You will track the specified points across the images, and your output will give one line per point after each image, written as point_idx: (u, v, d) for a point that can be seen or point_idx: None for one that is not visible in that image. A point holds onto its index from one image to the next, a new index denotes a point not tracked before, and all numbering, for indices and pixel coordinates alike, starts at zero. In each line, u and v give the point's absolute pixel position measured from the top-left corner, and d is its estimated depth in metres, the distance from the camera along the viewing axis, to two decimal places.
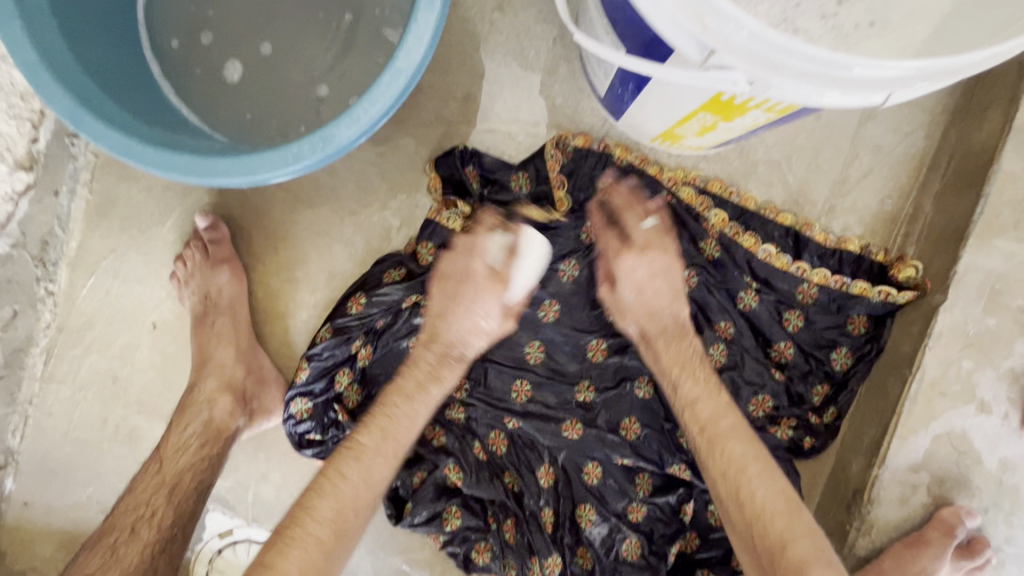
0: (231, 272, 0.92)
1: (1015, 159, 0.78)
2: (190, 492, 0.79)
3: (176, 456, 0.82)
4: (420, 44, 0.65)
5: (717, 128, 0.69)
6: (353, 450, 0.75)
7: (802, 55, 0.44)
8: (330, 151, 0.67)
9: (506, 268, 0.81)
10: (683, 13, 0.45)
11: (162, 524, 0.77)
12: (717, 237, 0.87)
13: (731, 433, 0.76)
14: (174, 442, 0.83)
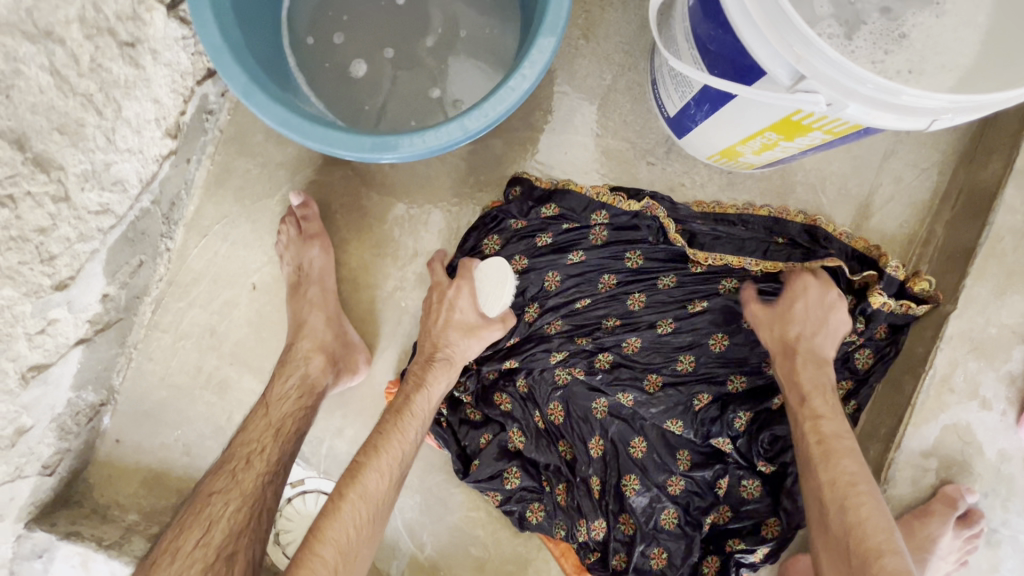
0: (320, 247, 1.01)
1: (1015, 195, 0.93)
2: (293, 433, 0.89)
3: (281, 403, 0.91)
4: (542, 56, 0.79)
5: (776, 146, 0.83)
6: (352, 469, 0.86)
7: (871, 84, 0.57)
8: (458, 138, 0.79)
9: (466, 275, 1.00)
10: (783, 46, 0.58)
11: (271, 457, 0.85)
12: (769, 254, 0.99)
13: (846, 453, 0.85)
14: (277, 392, 0.92)
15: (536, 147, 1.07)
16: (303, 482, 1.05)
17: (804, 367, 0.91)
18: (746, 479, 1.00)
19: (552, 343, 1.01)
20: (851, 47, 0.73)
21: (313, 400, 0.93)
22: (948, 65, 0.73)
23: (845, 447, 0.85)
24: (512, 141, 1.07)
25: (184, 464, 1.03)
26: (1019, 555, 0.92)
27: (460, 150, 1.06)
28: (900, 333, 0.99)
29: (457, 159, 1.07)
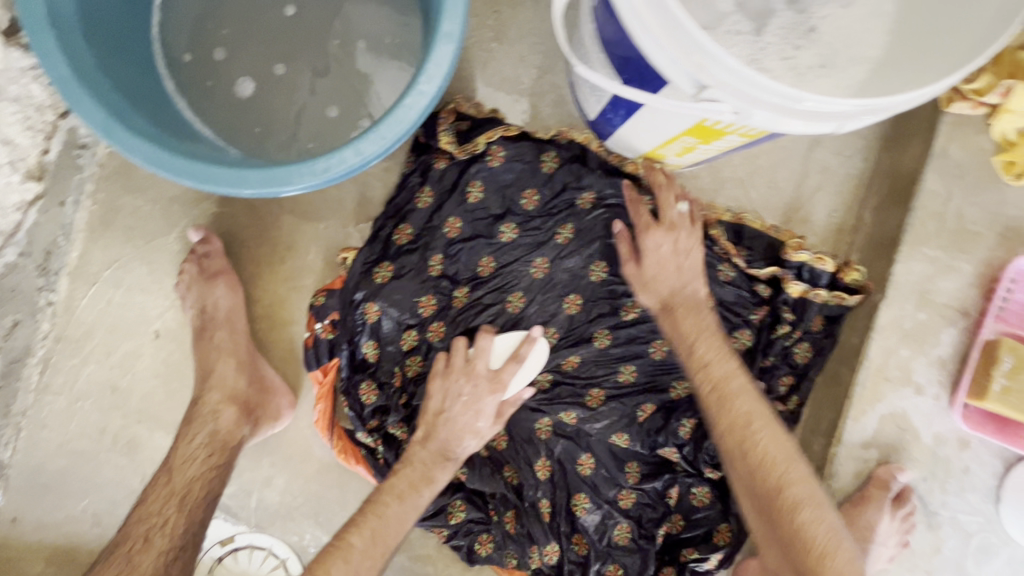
0: (226, 285, 0.93)
1: (935, 179, 0.93)
2: (201, 499, 0.82)
3: (185, 466, 0.84)
4: (438, 71, 0.72)
5: (696, 149, 0.80)
6: (342, 551, 0.81)
7: (773, 91, 0.53)
8: (354, 166, 0.72)
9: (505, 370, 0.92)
10: (680, 55, 0.54)
11: (176, 530, 0.79)
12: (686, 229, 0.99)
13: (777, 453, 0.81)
14: (182, 454, 0.85)
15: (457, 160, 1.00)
16: (232, 539, 0.97)
17: (684, 317, 0.89)
18: (695, 487, 0.99)
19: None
20: (760, 43, 0.70)
21: (226, 460, 0.86)
22: (857, 57, 0.70)
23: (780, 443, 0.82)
24: None
25: (96, 536, 0.94)
26: (959, 535, 0.93)
27: (375, 168, 0.99)
28: (834, 328, 0.99)
29: (372, 178, 0.99)
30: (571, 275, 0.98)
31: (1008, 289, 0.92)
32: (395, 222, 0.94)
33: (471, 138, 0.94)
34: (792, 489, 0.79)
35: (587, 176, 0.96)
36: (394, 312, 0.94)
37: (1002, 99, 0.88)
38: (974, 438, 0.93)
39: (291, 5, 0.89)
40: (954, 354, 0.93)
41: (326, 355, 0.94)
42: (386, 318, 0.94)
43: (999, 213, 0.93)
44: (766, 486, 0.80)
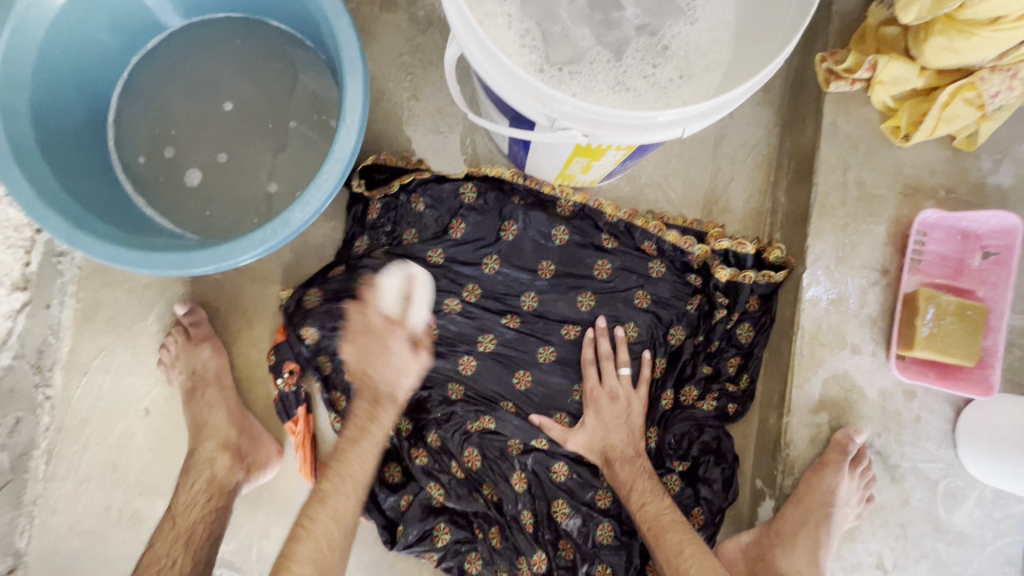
0: (212, 348, 1.03)
1: (830, 153, 1.01)
2: (205, 541, 0.90)
3: (188, 511, 0.92)
4: (350, 140, 0.83)
5: (593, 167, 0.88)
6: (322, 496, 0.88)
7: (609, 113, 0.63)
8: (289, 232, 0.83)
9: (402, 313, 0.96)
10: (529, 98, 0.64)
11: (184, 568, 0.87)
12: (610, 232, 1.07)
13: (671, 526, 0.92)
14: (184, 500, 0.93)
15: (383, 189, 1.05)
16: None
17: (621, 466, 0.98)
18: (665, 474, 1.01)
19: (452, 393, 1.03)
20: (622, 68, 0.79)
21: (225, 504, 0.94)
22: (710, 64, 0.80)
23: (669, 520, 0.93)
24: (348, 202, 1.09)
25: None
26: (924, 483, 0.96)
27: (322, 229, 1.09)
28: (769, 308, 1.04)
29: (321, 238, 1.09)
30: (506, 292, 1.05)
31: (919, 241, 0.99)
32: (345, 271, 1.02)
33: (381, 185, 1.05)
34: (651, 504, 0.94)
35: (508, 203, 1.06)
36: None
37: (871, 73, 0.96)
38: (919, 387, 0.97)
39: (228, 100, 1.00)
40: (882, 311, 0.98)
41: (295, 403, 1.00)
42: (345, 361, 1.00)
43: (897, 174, 1.00)
44: (647, 534, 0.93)
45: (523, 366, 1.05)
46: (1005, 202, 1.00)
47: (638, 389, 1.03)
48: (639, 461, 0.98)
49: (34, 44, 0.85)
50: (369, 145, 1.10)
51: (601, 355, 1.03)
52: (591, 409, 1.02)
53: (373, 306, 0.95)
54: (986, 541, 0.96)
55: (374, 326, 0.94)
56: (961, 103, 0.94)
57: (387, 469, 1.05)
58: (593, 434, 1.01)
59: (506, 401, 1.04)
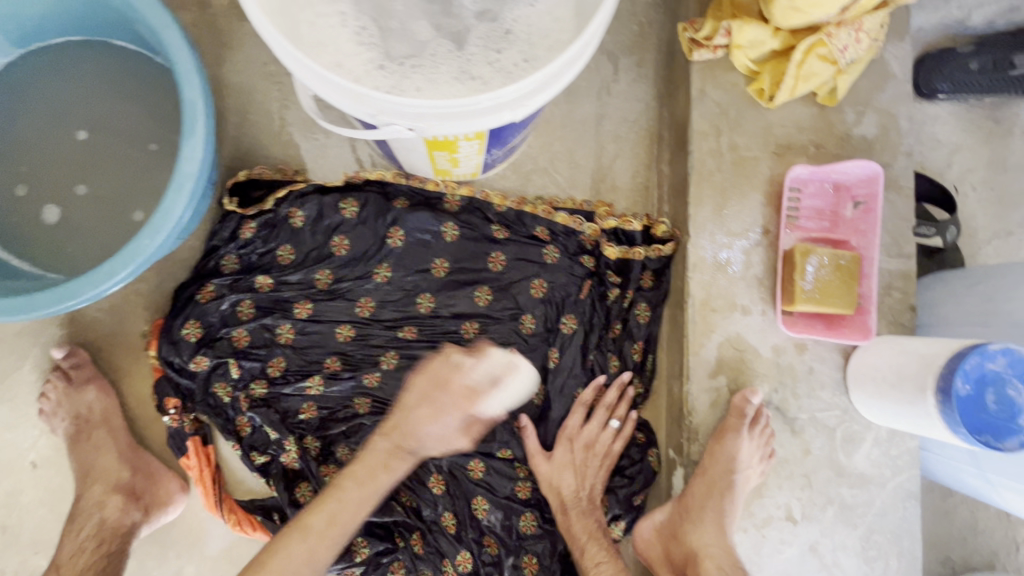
0: (97, 389, 0.99)
1: (701, 121, 1.02)
2: None
3: (74, 560, 0.89)
4: (195, 159, 0.80)
5: (460, 160, 0.87)
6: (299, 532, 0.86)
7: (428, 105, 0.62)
8: (141, 261, 0.79)
9: (484, 389, 0.95)
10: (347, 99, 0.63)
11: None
12: (501, 223, 1.06)
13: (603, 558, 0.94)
14: (70, 550, 0.90)
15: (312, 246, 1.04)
16: None
17: (564, 492, 0.98)
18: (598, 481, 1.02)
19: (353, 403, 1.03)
20: (465, 56, 0.78)
21: (322, 522, 0.87)
22: (554, 44, 0.79)
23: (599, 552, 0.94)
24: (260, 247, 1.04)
25: None
26: (823, 432, 0.99)
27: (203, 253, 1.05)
28: (660, 291, 1.06)
29: None
30: (401, 298, 1.04)
31: (795, 198, 1.01)
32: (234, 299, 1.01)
33: (255, 199, 1.03)
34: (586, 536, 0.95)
35: (392, 206, 1.04)
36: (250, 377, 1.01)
37: (728, 39, 0.97)
38: (809, 339, 0.99)
39: (81, 129, 0.95)
40: (766, 270, 1.00)
41: (187, 436, 0.99)
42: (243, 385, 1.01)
43: (767, 135, 1.02)
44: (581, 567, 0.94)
45: None
46: (872, 151, 1.03)
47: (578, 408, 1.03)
48: (582, 487, 0.99)
49: None
50: (242, 160, 1.06)
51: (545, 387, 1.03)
52: (561, 444, 1.01)
53: (457, 371, 0.94)
54: (886, 479, 0.99)
55: (455, 387, 0.93)
56: (815, 59, 0.96)
57: (297, 487, 1.00)
58: (553, 471, 1.00)
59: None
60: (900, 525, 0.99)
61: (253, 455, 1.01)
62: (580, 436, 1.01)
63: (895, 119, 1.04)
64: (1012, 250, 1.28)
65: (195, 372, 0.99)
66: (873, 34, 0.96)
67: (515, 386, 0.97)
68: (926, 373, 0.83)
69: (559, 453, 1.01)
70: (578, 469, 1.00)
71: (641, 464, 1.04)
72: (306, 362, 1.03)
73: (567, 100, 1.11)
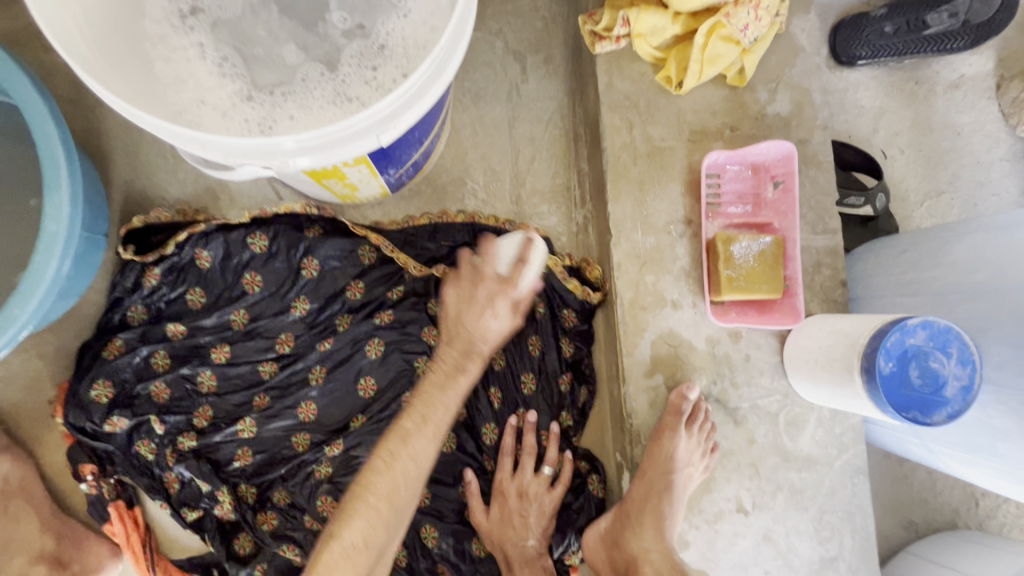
0: (12, 459, 0.94)
1: (612, 115, 0.99)
2: None
3: None
4: (61, 215, 0.75)
5: (354, 183, 0.82)
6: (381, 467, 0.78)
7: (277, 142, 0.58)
8: (11, 330, 0.73)
9: (512, 274, 0.83)
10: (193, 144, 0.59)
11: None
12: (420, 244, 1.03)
13: None
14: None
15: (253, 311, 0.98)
16: None
17: (504, 532, 0.97)
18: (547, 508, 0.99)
19: (286, 442, 0.97)
20: (339, 77, 0.73)
21: (412, 469, 0.78)
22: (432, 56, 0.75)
23: None
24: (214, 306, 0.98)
25: None
26: (766, 419, 0.97)
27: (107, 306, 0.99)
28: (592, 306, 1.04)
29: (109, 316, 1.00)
30: (323, 330, 0.99)
31: (715, 184, 0.98)
32: (146, 352, 0.95)
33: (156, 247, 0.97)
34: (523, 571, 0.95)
35: (301, 235, 0.99)
36: (173, 433, 0.95)
37: (628, 28, 0.94)
38: (743, 327, 0.97)
39: None
40: (693, 261, 0.98)
41: (108, 502, 0.94)
42: (167, 439, 0.95)
43: (680, 122, 1.00)
44: None
45: (354, 407, 0.98)
46: (788, 128, 1.01)
47: (524, 463, 0.99)
48: (523, 528, 0.98)
49: None
50: (140, 206, 1.02)
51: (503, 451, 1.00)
52: (495, 498, 0.99)
53: (485, 265, 0.84)
54: (833, 458, 0.98)
55: (488, 278, 0.83)
56: (719, 41, 0.93)
57: (236, 538, 0.96)
58: (492, 525, 0.98)
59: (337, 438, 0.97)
60: (851, 502, 0.98)
61: (186, 512, 0.96)
62: (512, 486, 0.99)
63: (807, 93, 1.02)
64: (947, 209, 1.27)
65: (111, 434, 0.93)
66: (772, 10, 0.94)
67: (527, 278, 0.84)
68: (852, 354, 0.81)
69: (495, 506, 0.99)
70: (517, 522, 0.98)
71: (584, 498, 1.01)
72: (233, 407, 0.97)
73: (477, 106, 1.07)
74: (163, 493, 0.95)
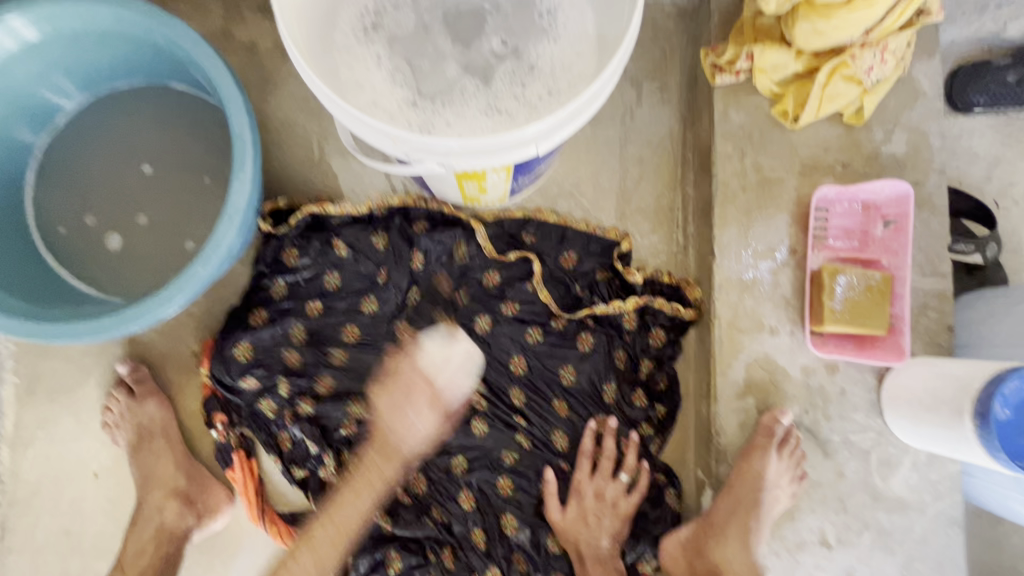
0: (156, 401, 1.06)
1: (725, 143, 1.03)
2: None
3: (137, 559, 1.00)
4: (242, 195, 0.87)
5: (487, 187, 0.91)
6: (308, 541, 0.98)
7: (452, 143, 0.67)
8: (194, 285, 0.86)
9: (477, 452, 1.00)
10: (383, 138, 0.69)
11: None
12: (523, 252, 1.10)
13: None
14: (133, 550, 1.01)
15: (374, 296, 1.07)
16: None
17: (578, 531, 1.01)
18: (623, 515, 1.02)
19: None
20: (491, 92, 0.82)
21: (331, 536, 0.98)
22: (577, 77, 0.83)
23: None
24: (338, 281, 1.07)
25: None
26: (857, 455, 0.97)
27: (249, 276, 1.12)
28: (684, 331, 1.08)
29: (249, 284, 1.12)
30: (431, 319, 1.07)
31: (823, 217, 1.00)
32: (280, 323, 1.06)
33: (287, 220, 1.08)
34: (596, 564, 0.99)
35: (415, 229, 1.09)
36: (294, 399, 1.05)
37: (751, 63, 1.00)
38: (841, 360, 0.97)
39: (146, 163, 1.02)
40: (795, 290, 1.00)
41: (233, 450, 1.05)
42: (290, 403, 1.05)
43: (793, 155, 1.03)
44: None
45: None
46: (902, 169, 1.02)
47: (604, 469, 1.03)
48: (601, 529, 1.01)
49: None
50: (286, 191, 1.14)
51: (584, 452, 1.04)
52: (573, 498, 1.03)
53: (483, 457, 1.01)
54: (925, 505, 0.96)
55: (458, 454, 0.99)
56: (841, 80, 0.96)
57: (333, 501, 1.04)
58: (568, 524, 1.01)
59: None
60: (943, 553, 0.95)
61: (296, 470, 1.06)
62: (590, 487, 1.03)
63: (926, 136, 1.03)
64: None
65: (243, 390, 1.04)
66: (899, 54, 0.97)
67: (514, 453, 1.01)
68: (963, 398, 0.81)
69: (572, 506, 1.02)
70: (592, 523, 1.01)
71: (662, 509, 1.03)
72: (347, 379, 1.06)
73: (592, 125, 1.14)
74: (278, 449, 1.06)
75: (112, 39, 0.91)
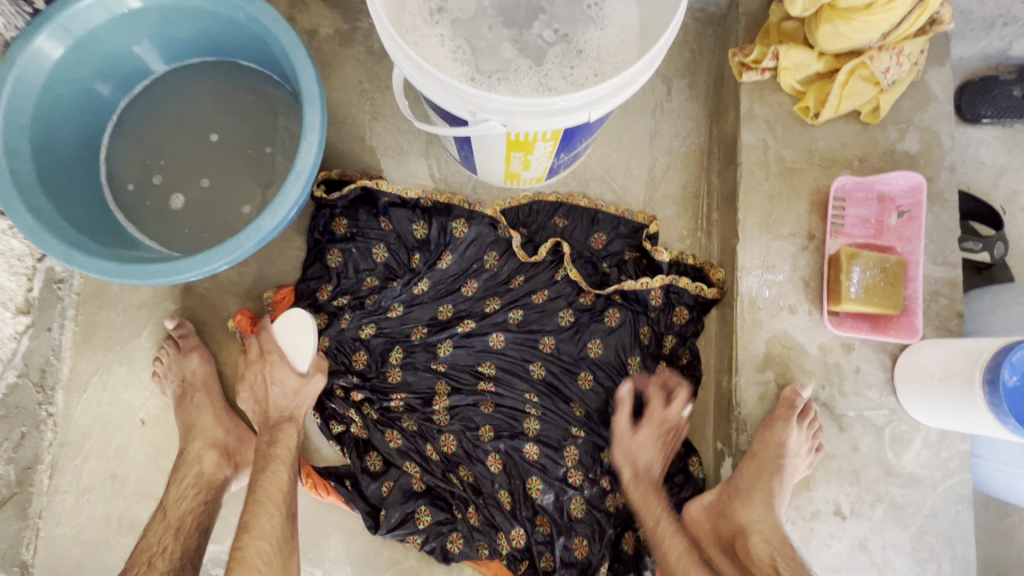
0: (199, 356, 1.11)
1: (750, 135, 1.11)
2: (194, 530, 0.98)
3: (177, 504, 1.01)
4: (309, 159, 0.95)
5: (531, 161, 0.98)
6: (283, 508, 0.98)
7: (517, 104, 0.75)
8: (259, 237, 0.93)
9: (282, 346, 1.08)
10: (454, 97, 0.77)
11: (173, 555, 0.93)
12: (553, 232, 1.17)
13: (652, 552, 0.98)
14: (174, 494, 1.02)
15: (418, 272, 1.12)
16: None
17: None
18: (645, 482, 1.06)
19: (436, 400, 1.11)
20: (543, 71, 0.90)
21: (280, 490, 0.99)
22: (622, 62, 0.91)
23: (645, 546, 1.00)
24: (379, 246, 1.13)
25: None
26: (871, 430, 1.02)
27: (296, 243, 1.19)
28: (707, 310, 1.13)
29: (295, 251, 1.19)
30: (472, 300, 1.13)
31: (840, 207, 1.07)
32: (338, 293, 1.12)
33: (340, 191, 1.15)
34: None
35: (456, 209, 1.14)
36: (347, 361, 1.11)
37: (776, 62, 1.07)
38: (856, 339, 1.03)
39: (214, 132, 1.10)
40: (813, 273, 1.06)
41: None
42: (347, 365, 1.11)
43: (813, 148, 1.10)
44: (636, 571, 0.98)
45: (481, 359, 1.12)
46: (915, 165, 1.10)
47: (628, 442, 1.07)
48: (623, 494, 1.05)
49: (38, 83, 0.94)
50: (337, 165, 1.23)
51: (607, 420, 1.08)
52: None
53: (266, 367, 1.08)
54: (936, 481, 1.01)
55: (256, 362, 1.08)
56: (859, 80, 1.04)
57: (367, 456, 1.10)
58: None
59: (482, 397, 1.11)
60: (954, 528, 0.99)
61: (335, 424, 1.11)
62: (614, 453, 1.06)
63: (937, 136, 1.10)
64: None
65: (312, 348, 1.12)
66: (913, 58, 1.05)
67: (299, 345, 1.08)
68: (972, 368, 0.88)
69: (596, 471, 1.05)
70: None
71: (683, 475, 1.08)
72: (390, 347, 1.12)
73: (625, 117, 1.23)
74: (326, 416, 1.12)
75: (196, 15, 1.00)
